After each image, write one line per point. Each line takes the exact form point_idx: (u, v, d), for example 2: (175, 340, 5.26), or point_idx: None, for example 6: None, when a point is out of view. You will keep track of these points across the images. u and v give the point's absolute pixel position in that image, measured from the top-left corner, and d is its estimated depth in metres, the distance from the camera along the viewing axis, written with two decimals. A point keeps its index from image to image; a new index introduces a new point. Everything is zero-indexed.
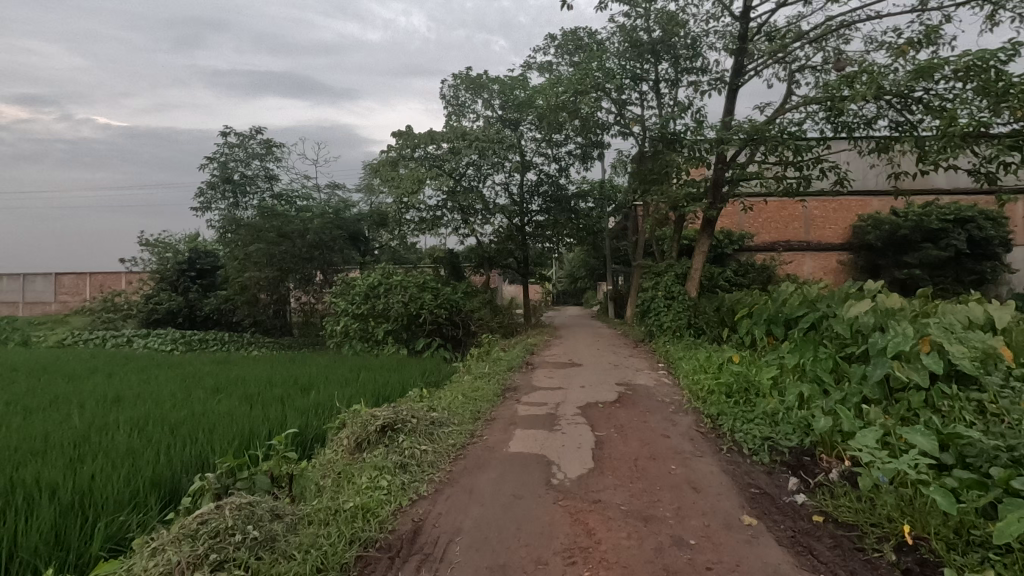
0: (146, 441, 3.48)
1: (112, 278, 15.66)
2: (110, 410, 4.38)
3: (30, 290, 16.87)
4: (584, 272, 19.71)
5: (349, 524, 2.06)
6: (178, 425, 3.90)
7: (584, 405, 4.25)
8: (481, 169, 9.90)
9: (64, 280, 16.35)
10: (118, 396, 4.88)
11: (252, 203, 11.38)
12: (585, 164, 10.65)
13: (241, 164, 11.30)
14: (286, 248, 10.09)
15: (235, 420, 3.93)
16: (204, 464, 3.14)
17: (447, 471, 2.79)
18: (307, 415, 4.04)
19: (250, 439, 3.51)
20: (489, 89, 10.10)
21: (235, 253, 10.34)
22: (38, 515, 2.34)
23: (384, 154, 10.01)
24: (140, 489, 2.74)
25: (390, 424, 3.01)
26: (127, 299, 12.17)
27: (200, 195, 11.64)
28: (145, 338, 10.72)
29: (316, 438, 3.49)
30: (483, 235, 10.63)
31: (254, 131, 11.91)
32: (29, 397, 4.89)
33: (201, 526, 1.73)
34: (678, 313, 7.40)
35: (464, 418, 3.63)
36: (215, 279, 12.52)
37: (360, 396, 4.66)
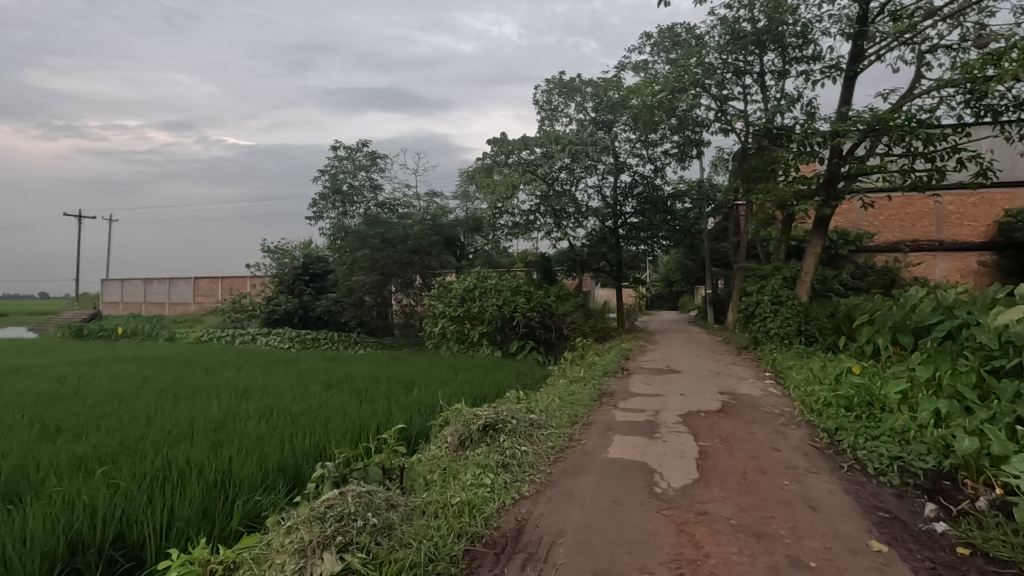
0: (272, 430, 3.84)
1: (239, 282, 17.39)
2: (241, 400, 4.87)
3: (175, 292, 19.19)
4: (680, 274, 18.98)
5: (456, 519, 2.15)
6: (298, 416, 4.27)
7: (685, 413, 4.11)
8: (574, 172, 9.88)
9: (201, 283, 18.42)
10: (248, 389, 5.42)
11: (359, 211, 12.17)
12: (682, 163, 10.30)
13: (348, 175, 12.13)
14: (388, 254, 10.69)
15: (347, 414, 4.22)
16: (323, 453, 3.41)
17: (547, 473, 2.82)
18: (411, 412, 4.26)
19: (361, 432, 3.75)
20: (582, 92, 10.07)
21: (344, 258, 11.11)
22: (189, 492, 2.66)
23: (479, 161, 10.29)
24: (269, 474, 3.03)
25: (491, 424, 3.09)
26: (251, 300, 13.46)
27: (314, 206, 12.64)
28: (267, 336, 11.81)
29: (421, 434, 3.66)
30: (576, 238, 10.60)
31: (360, 144, 12.75)
32: (177, 386, 5.57)
33: (328, 510, 1.87)
34: (786, 319, 6.91)
35: (562, 421, 3.64)
36: (326, 282, 13.51)
37: (460, 396, 4.82)
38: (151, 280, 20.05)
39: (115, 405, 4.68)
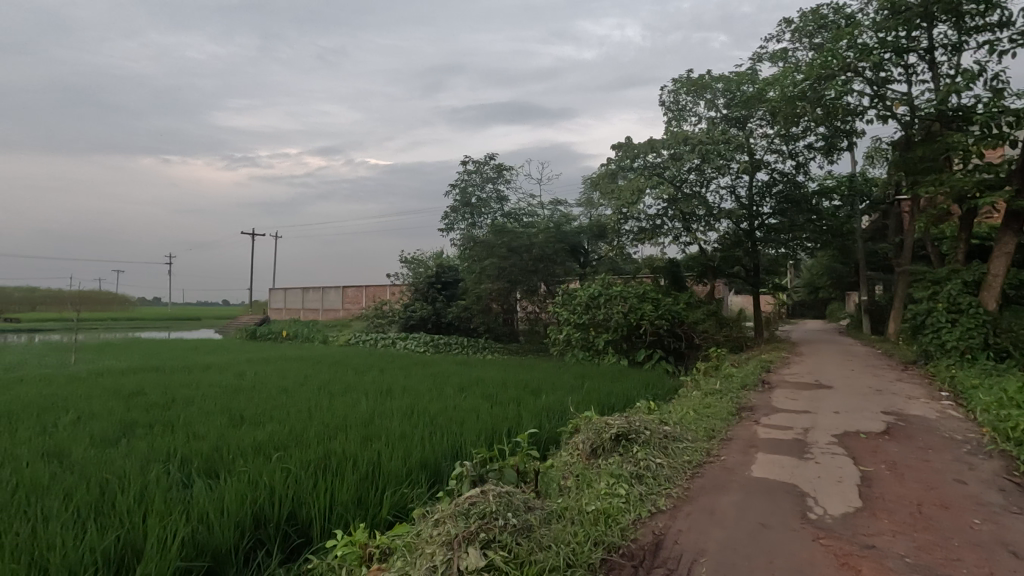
0: (414, 428, 4.12)
1: (381, 290, 18.95)
2: (385, 399, 5.30)
3: (327, 299, 21.47)
4: (827, 279, 17.17)
5: (592, 527, 2.14)
6: (436, 416, 4.53)
7: (841, 433, 3.69)
8: (705, 173, 9.40)
9: (348, 291, 20.40)
10: (391, 389, 5.87)
11: (487, 221, 12.68)
12: (830, 157, 9.35)
13: (477, 188, 12.69)
14: (514, 262, 10.95)
15: (480, 417, 4.40)
16: (459, 452, 3.59)
17: (684, 488, 2.70)
18: (540, 417, 4.32)
19: (493, 435, 3.89)
20: (712, 89, 9.58)
21: (473, 267, 11.61)
22: (347, 481, 2.95)
23: (604, 167, 10.21)
24: (413, 468, 3.26)
25: (624, 433, 3.03)
26: (391, 307, 14.58)
27: (446, 218, 13.40)
28: (405, 340, 12.73)
29: (551, 440, 3.71)
30: (707, 242, 10.05)
31: (488, 157, 13.30)
32: (332, 385, 6.20)
33: (472, 507, 1.96)
34: (968, 331, 5.91)
35: (699, 435, 3.47)
36: (456, 290, 14.23)
37: (589, 403, 4.80)
38: (309, 288, 22.62)
39: (284, 399, 5.32)
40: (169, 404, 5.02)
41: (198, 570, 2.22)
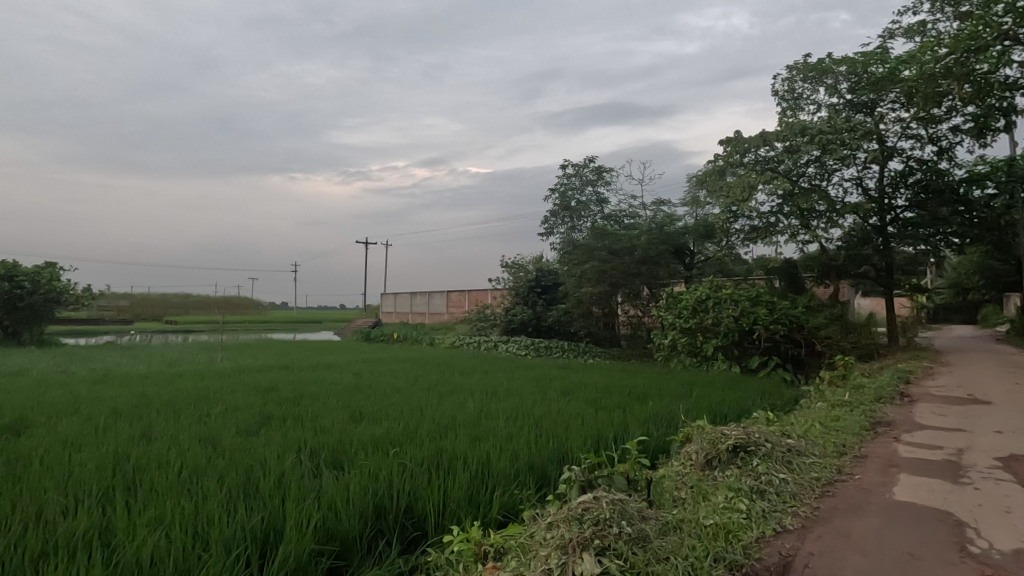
0: (520, 430, 4.18)
1: (482, 294, 19.48)
2: (491, 401, 5.42)
3: (433, 304, 22.47)
4: (978, 278, 15.05)
5: (711, 542, 2.04)
6: (541, 419, 4.56)
7: (1004, 456, 3.21)
8: (826, 165, 8.65)
9: (452, 295, 21.20)
10: (496, 390, 6.01)
11: (586, 225, 12.60)
12: (981, 139, 8.21)
13: (577, 191, 12.64)
14: (615, 265, 10.73)
15: (584, 422, 4.36)
16: (566, 456, 3.58)
17: (813, 507, 2.49)
18: (647, 424, 4.20)
19: (599, 441, 3.84)
20: (834, 73, 8.79)
21: (573, 270, 11.57)
22: (458, 479, 3.06)
23: (710, 164, 9.74)
24: (520, 470, 3.30)
25: (741, 445, 2.86)
26: (493, 311, 14.93)
27: (545, 222, 13.49)
28: (507, 343, 12.97)
29: (660, 449, 3.59)
30: (829, 240, 9.22)
31: (587, 160, 13.21)
32: (441, 385, 6.45)
33: (585, 512, 1.95)
34: None
35: (827, 451, 3.18)
36: (556, 294, 14.27)
37: (699, 412, 4.58)
38: (415, 294, 23.83)
39: (397, 398, 5.64)
40: (299, 400, 5.51)
41: (328, 553, 2.41)
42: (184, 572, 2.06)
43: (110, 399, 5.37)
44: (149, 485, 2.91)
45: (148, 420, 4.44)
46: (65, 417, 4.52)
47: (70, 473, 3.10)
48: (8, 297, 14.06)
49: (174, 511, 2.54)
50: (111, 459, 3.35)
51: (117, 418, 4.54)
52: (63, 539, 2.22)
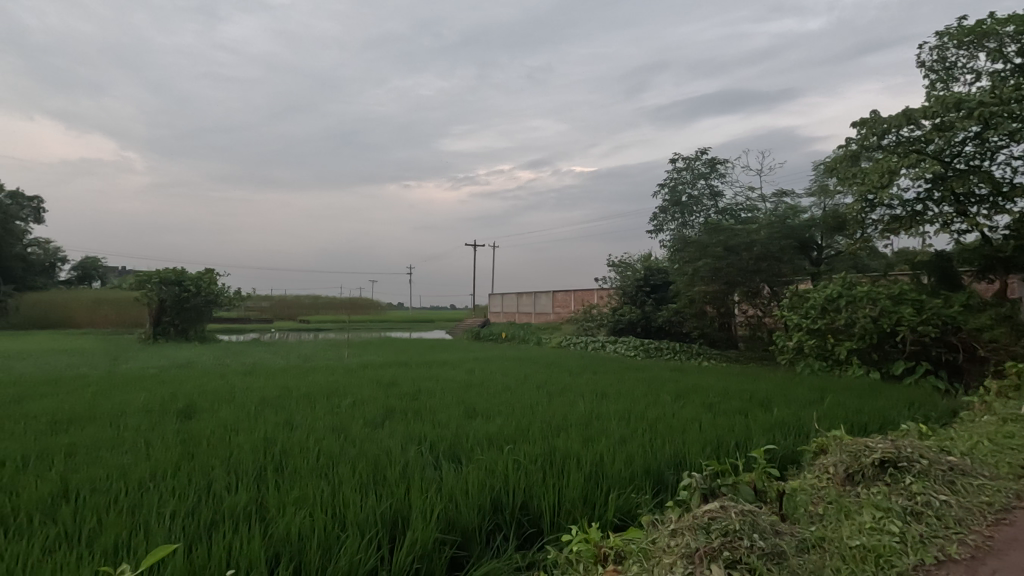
0: (634, 433, 4.07)
1: (588, 294, 19.33)
2: (601, 402, 5.35)
3: (539, 304, 22.73)
4: None
5: (859, 565, 1.85)
6: (655, 422, 4.41)
7: None
8: (988, 142, 7.49)
9: (557, 296, 21.29)
10: (606, 391, 5.93)
11: (699, 220, 12.03)
12: None
13: (688, 186, 12.11)
14: (731, 262, 10.11)
15: (703, 427, 4.15)
16: (683, 461, 3.44)
17: (985, 536, 2.16)
18: (774, 432, 3.91)
19: (719, 447, 3.63)
20: (997, 35, 7.59)
21: (685, 268, 11.10)
22: (572, 479, 3.05)
23: (841, 149, 8.86)
24: (636, 474, 3.22)
25: (890, 460, 2.56)
26: (600, 310, 14.75)
27: (654, 219, 13.08)
28: (615, 344, 12.75)
29: (790, 459, 3.32)
30: (993, 229, 7.98)
31: (699, 153, 12.62)
32: (550, 385, 6.49)
33: (712, 522, 1.86)
34: None
35: (1000, 472, 2.75)
36: (666, 293, 13.80)
37: (834, 421, 4.18)
38: (522, 294, 24.24)
39: (508, 396, 5.76)
40: (417, 395, 5.83)
41: (451, 543, 2.50)
42: (326, 548, 2.25)
43: (260, 389, 6.04)
44: (293, 468, 3.23)
45: (290, 409, 4.94)
46: (224, 404, 5.16)
47: (230, 453, 3.52)
48: (178, 299, 16.32)
49: (314, 493, 2.79)
50: (261, 443, 3.76)
51: (265, 406, 5.10)
52: (227, 511, 2.53)
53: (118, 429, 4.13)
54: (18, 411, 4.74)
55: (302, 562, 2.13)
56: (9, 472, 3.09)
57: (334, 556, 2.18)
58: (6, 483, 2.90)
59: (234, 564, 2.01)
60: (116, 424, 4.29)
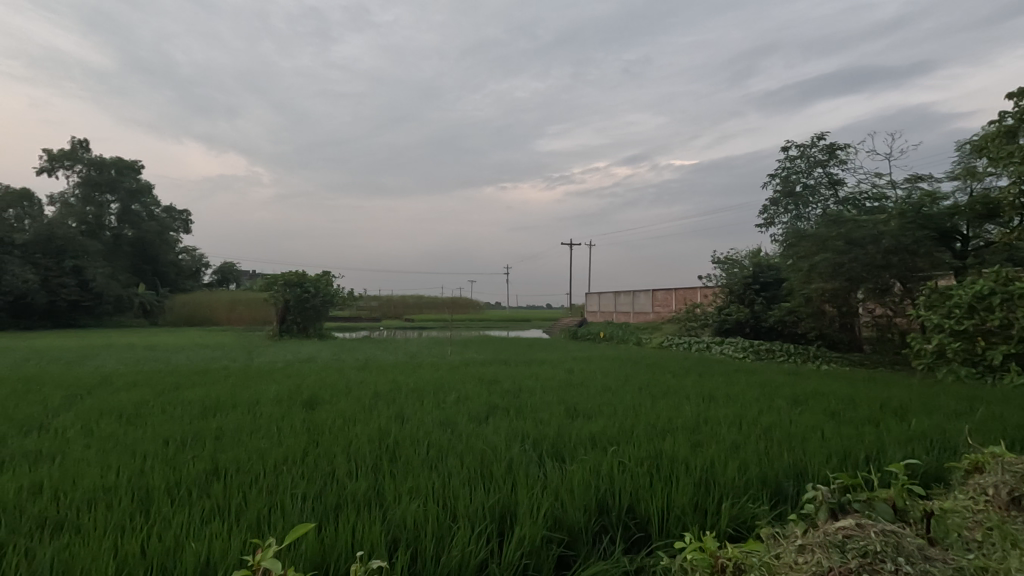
0: (748, 439, 3.84)
1: (691, 292, 18.58)
2: (709, 405, 5.11)
3: (637, 303, 22.19)
4: None
5: None
6: (771, 429, 4.14)
7: None
8: None
9: (657, 295, 20.64)
10: (714, 394, 5.65)
11: (816, 212, 11.11)
12: None
13: (802, 175, 11.22)
14: (855, 257, 9.19)
15: (827, 436, 3.82)
16: (805, 472, 3.18)
17: None
18: (913, 445, 3.51)
19: (846, 458, 3.33)
20: None
21: (800, 265, 10.30)
22: (682, 485, 2.94)
23: (993, 126, 7.72)
24: (752, 483, 3.03)
25: None
26: (703, 309, 14.09)
27: (764, 212, 12.26)
28: (721, 345, 12.11)
29: (934, 477, 2.96)
30: None
31: (816, 138, 11.63)
32: (653, 386, 6.30)
33: (847, 540, 1.71)
34: None
35: None
36: (778, 292, 12.93)
37: (988, 435, 3.67)
38: (620, 293, 23.82)
39: (610, 396, 5.68)
40: (519, 393, 5.92)
41: (558, 541, 2.50)
42: (439, 537, 2.35)
43: (374, 384, 6.46)
44: (406, 459, 3.41)
45: (401, 403, 5.24)
46: (343, 396, 5.56)
47: (349, 442, 3.79)
48: (300, 300, 17.88)
49: (426, 483, 2.93)
50: (376, 434, 4.01)
51: (378, 400, 5.45)
52: (350, 496, 2.72)
53: (256, 416, 4.60)
54: (176, 397, 5.43)
55: (418, 549, 2.24)
56: (172, 450, 3.55)
57: (447, 546, 2.27)
58: (170, 460, 3.34)
59: (358, 544, 2.16)
60: (253, 411, 4.79)
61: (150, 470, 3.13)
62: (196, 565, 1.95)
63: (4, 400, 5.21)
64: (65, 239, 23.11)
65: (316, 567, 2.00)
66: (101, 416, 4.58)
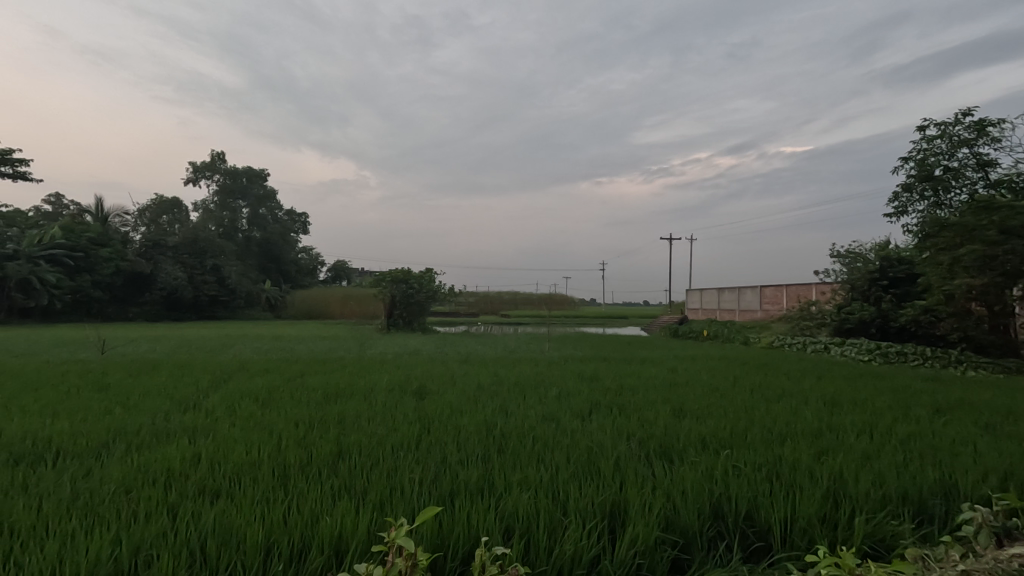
0: (882, 449, 3.49)
1: (805, 289, 17.20)
2: (832, 411, 4.70)
3: (743, 300, 20.97)
4: None
5: None
6: (909, 440, 3.72)
7: None
8: None
9: (766, 292, 19.36)
10: (839, 399, 5.18)
11: (960, 198, 9.84)
12: None
13: (943, 157, 9.98)
14: (1010, 249, 7.98)
15: (980, 451, 3.37)
16: (954, 491, 2.82)
17: None
18: None
19: (1007, 478, 2.91)
20: None
21: (938, 257, 9.17)
22: (806, 495, 2.74)
23: None
24: (889, 499, 2.74)
25: None
26: (820, 307, 13.03)
27: (894, 200, 11.06)
28: (841, 346, 11.12)
29: None
30: None
31: (961, 114, 10.27)
32: (765, 388, 5.91)
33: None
34: None
35: None
36: (910, 289, 11.64)
37: None
38: (724, 290, 22.63)
39: (718, 397, 5.41)
40: (621, 390, 5.81)
41: (671, 543, 2.41)
42: (551, 530, 2.36)
43: (477, 377, 6.66)
44: (513, 451, 3.48)
45: (504, 396, 5.36)
46: (449, 388, 5.79)
47: (458, 432, 3.94)
48: (405, 295, 18.86)
49: (535, 476, 2.97)
50: (483, 426, 4.13)
51: (482, 392, 5.61)
52: (462, 483, 2.82)
53: (372, 403, 4.93)
54: (302, 384, 5.95)
55: (531, 540, 2.27)
56: (301, 432, 3.89)
57: (560, 539, 2.28)
58: (301, 441, 3.67)
59: (474, 530, 2.23)
60: (369, 399, 5.12)
61: (285, 449, 3.46)
62: (331, 537, 2.11)
63: (166, 381, 6.00)
64: (207, 240, 26.09)
65: (437, 548, 2.10)
66: (242, 398, 5.14)
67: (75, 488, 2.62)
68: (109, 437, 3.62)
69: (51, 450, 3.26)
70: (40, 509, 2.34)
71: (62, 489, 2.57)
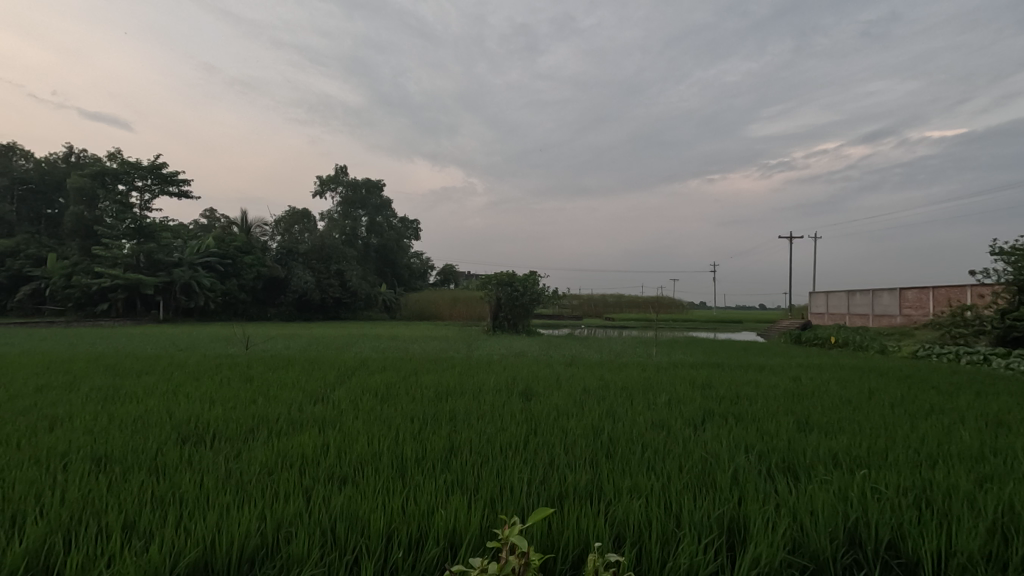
0: None
1: (958, 291, 15.07)
2: (995, 432, 4.06)
3: (879, 304, 18.88)
4: None
5: None
6: None
7: None
8: None
9: (907, 294, 17.28)
10: (1005, 420, 4.45)
11: None
12: None
13: None
14: None
15: None
16: None
17: None
18: None
19: None
20: None
21: None
22: (968, 526, 2.39)
23: None
24: None
25: None
26: (977, 312, 11.40)
27: None
28: (1006, 358, 9.59)
29: None
30: None
31: None
32: (909, 404, 5.24)
33: None
34: None
35: None
36: None
37: None
38: (856, 293, 20.52)
39: (851, 411, 4.90)
40: (737, 399, 5.46)
41: (800, 567, 2.22)
42: (663, 542, 2.27)
43: (583, 380, 6.61)
44: (623, 458, 3.39)
45: (611, 401, 5.27)
46: (555, 390, 5.79)
47: (565, 436, 3.92)
48: (511, 297, 19.20)
49: (646, 484, 2.87)
50: (591, 430, 4.08)
51: (588, 395, 5.57)
52: (572, 486, 2.81)
53: (481, 402, 5.08)
54: (415, 381, 6.30)
55: (643, 550, 2.20)
56: (416, 427, 4.12)
57: (674, 552, 2.18)
58: (417, 435, 3.87)
59: (585, 535, 2.21)
60: (479, 398, 5.31)
61: (402, 443, 3.65)
62: (446, 530, 2.20)
63: (299, 375, 6.65)
64: (332, 247, 28.48)
65: (548, 549, 2.11)
66: (364, 393, 5.55)
67: (229, 468, 2.96)
68: (256, 423, 4.06)
69: (209, 432, 3.73)
70: (202, 484, 2.68)
71: (218, 467, 2.93)
